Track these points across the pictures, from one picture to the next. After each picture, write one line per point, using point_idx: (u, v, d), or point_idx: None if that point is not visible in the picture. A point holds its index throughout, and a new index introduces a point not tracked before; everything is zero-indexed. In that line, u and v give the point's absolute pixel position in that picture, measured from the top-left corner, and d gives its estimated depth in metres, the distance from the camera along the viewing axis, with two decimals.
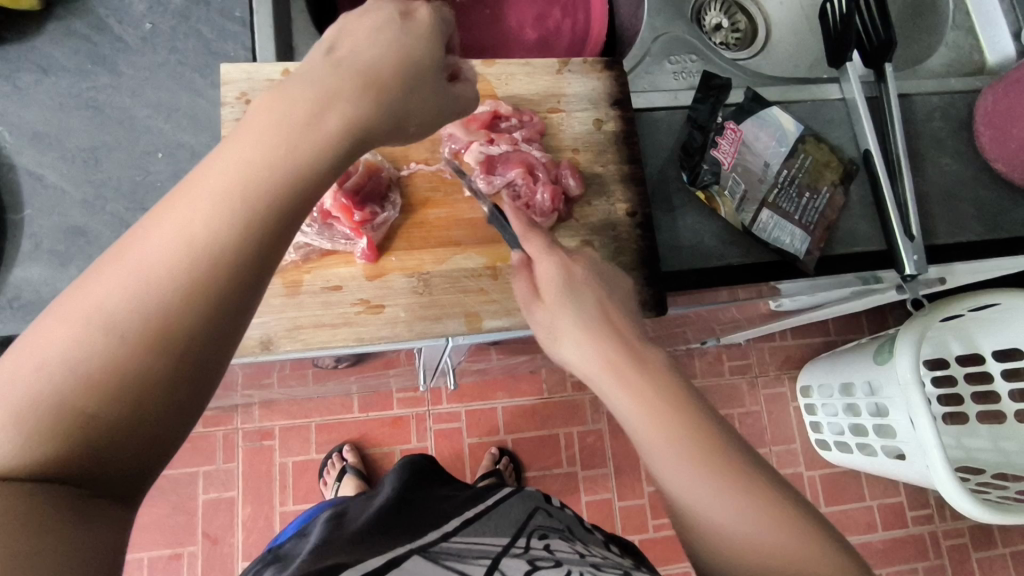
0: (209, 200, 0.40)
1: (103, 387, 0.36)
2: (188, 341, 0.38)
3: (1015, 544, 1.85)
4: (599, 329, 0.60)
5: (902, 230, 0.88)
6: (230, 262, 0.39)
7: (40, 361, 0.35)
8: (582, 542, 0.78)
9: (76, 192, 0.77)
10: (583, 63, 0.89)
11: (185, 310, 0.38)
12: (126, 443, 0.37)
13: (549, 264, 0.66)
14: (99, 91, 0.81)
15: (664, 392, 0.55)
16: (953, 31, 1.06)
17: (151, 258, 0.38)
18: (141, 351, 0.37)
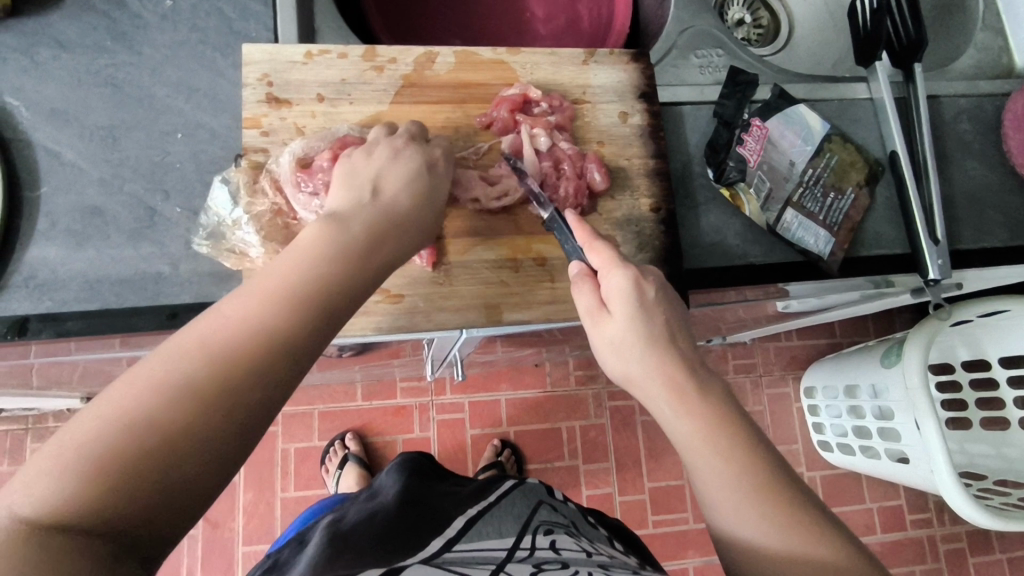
0: (264, 303, 0.49)
1: (163, 444, 0.41)
2: (234, 410, 0.44)
3: (1013, 550, 1.85)
4: (659, 345, 0.59)
5: (927, 233, 0.86)
6: (274, 350, 0.48)
7: (116, 411, 0.41)
8: (587, 539, 0.77)
9: (94, 170, 0.76)
10: (610, 54, 0.88)
11: (236, 388, 0.45)
12: (168, 494, 0.40)
13: (618, 276, 0.62)
14: (118, 68, 0.79)
15: (717, 417, 0.56)
16: (982, 33, 1.05)
17: (212, 345, 0.46)
18: (196, 414, 0.43)
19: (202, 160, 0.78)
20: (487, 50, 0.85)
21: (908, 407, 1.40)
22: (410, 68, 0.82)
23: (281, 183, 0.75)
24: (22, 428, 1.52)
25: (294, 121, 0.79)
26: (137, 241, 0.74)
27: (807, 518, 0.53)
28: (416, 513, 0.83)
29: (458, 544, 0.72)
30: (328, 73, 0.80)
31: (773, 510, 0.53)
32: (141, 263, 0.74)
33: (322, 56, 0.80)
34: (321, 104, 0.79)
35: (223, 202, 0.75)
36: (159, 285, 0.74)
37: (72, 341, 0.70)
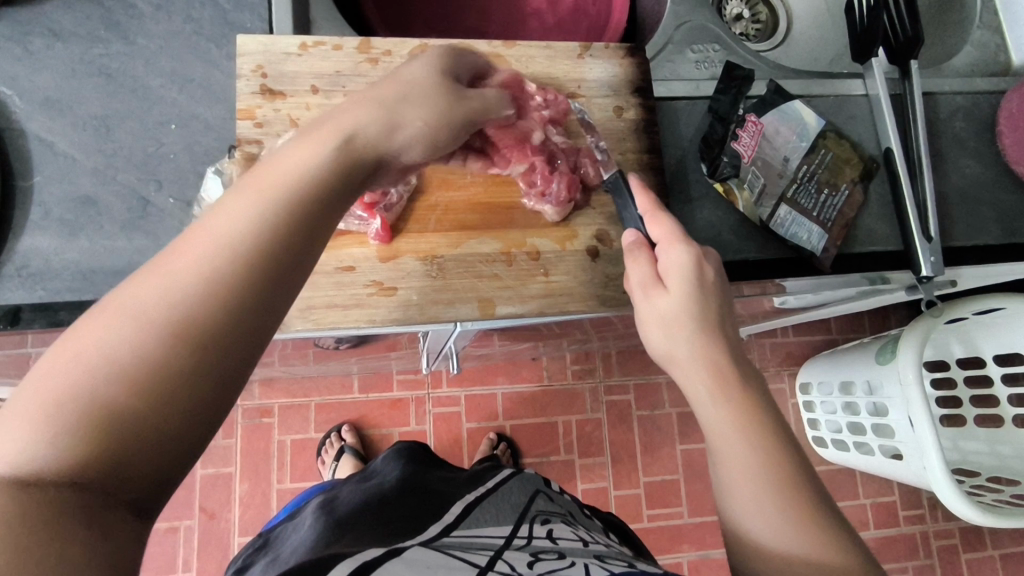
0: (244, 213, 0.43)
1: (134, 382, 0.36)
2: (218, 339, 0.39)
3: (1004, 546, 1.86)
4: (707, 331, 0.61)
5: (920, 230, 0.87)
6: (261, 267, 0.42)
7: (76, 354, 0.36)
8: (582, 528, 0.78)
9: (87, 161, 0.76)
10: (605, 48, 0.88)
11: (213, 314, 0.39)
12: (150, 435, 0.36)
13: (678, 252, 0.64)
14: (112, 58, 0.79)
15: (754, 410, 0.57)
16: (979, 30, 1.05)
17: (185, 268, 0.40)
18: (167, 348, 0.37)
19: (196, 152, 0.78)
20: (482, 44, 0.85)
21: (901, 403, 1.41)
22: (405, 60, 0.82)
23: None
24: None
25: (288, 113, 0.78)
26: (130, 231, 0.74)
27: (825, 518, 0.53)
28: (414, 497, 0.83)
29: (458, 529, 0.72)
30: (323, 65, 0.80)
31: (792, 505, 0.53)
32: (135, 254, 0.74)
33: (316, 48, 0.80)
34: (316, 96, 0.79)
35: (216, 192, 0.74)
36: None
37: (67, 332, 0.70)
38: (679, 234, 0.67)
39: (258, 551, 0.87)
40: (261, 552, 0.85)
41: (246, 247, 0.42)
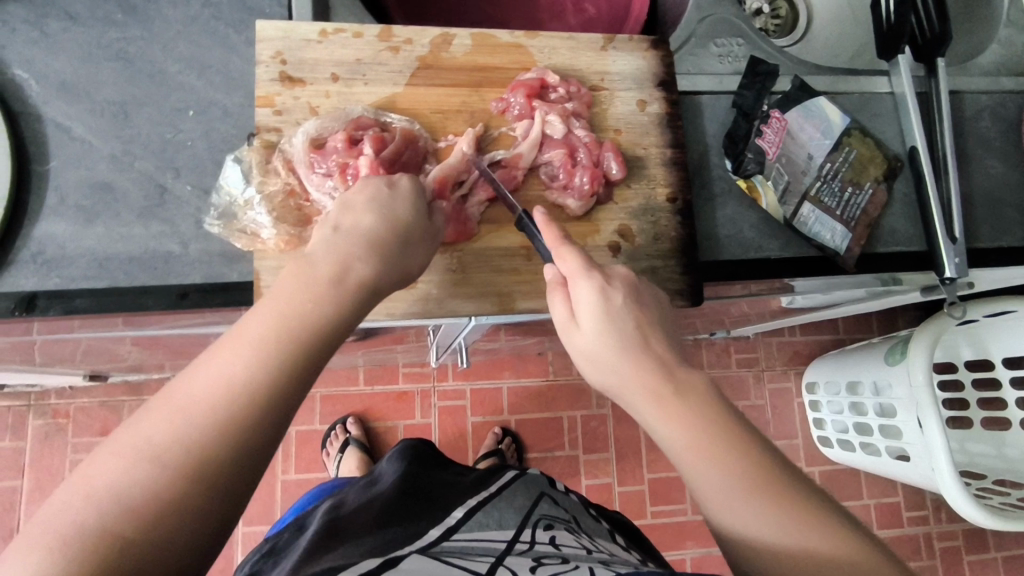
0: (244, 353, 0.50)
1: (141, 512, 0.42)
2: (217, 470, 0.46)
3: (1007, 549, 1.86)
4: (635, 351, 0.59)
5: (944, 231, 0.85)
6: (256, 403, 0.49)
7: (96, 485, 0.42)
8: (587, 535, 0.77)
9: (104, 146, 0.74)
10: (629, 40, 0.86)
11: (214, 447, 0.46)
12: (148, 557, 0.41)
13: (585, 286, 0.62)
14: (130, 42, 0.78)
15: (701, 418, 0.56)
16: (1008, 27, 1.03)
17: (189, 408, 0.47)
18: (175, 479, 0.44)
19: (214, 139, 0.77)
20: (505, 34, 0.83)
21: (910, 404, 1.40)
22: (426, 49, 0.81)
23: (294, 163, 0.75)
24: (25, 404, 1.52)
25: (308, 101, 0.77)
26: (146, 219, 0.73)
27: (805, 505, 0.52)
28: (414, 500, 0.83)
29: (458, 534, 0.72)
30: (344, 52, 0.79)
31: (772, 508, 0.52)
32: (151, 241, 0.73)
33: (337, 35, 0.79)
34: (336, 84, 0.78)
35: (235, 181, 0.74)
36: (168, 265, 0.72)
37: (83, 319, 0.69)
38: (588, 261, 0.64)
39: (265, 555, 0.86)
40: (268, 556, 0.84)
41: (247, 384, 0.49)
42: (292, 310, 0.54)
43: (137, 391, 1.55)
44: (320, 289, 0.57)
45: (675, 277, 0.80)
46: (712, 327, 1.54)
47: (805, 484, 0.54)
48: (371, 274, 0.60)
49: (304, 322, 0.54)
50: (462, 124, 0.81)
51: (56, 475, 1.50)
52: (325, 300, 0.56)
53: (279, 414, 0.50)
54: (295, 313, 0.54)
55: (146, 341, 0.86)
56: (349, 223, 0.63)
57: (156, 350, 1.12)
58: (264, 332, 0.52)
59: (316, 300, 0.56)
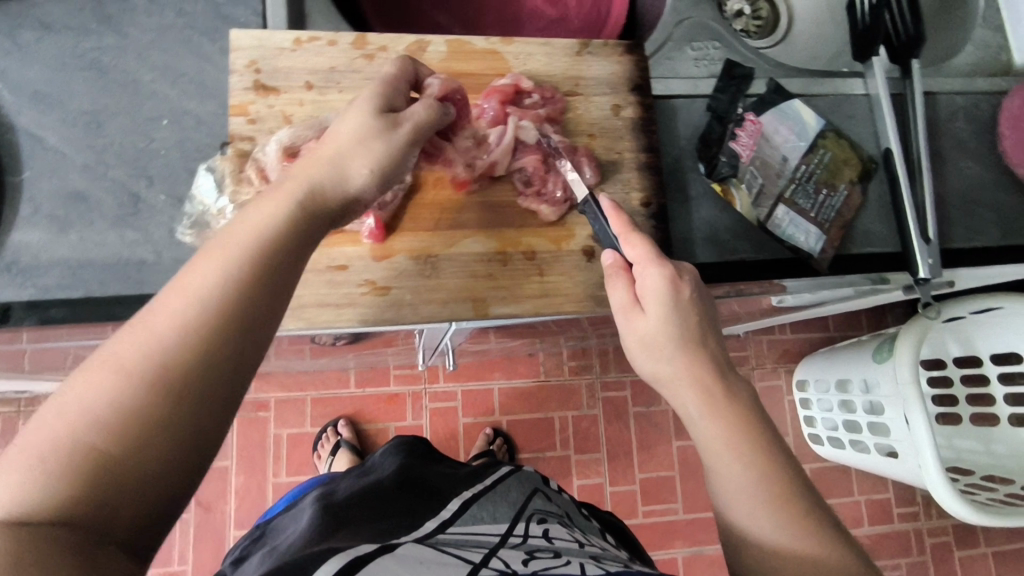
0: (214, 267, 0.48)
1: (121, 426, 0.40)
2: (200, 379, 0.44)
3: (997, 544, 1.87)
4: (690, 347, 0.61)
5: (918, 231, 0.86)
6: (233, 310, 0.47)
7: (67, 405, 0.41)
8: (580, 530, 0.77)
9: (77, 156, 0.75)
10: (604, 45, 0.87)
11: (193, 358, 0.44)
12: (136, 471, 0.40)
13: (654, 273, 0.64)
14: (103, 52, 0.78)
15: (746, 427, 0.58)
16: (981, 29, 1.04)
17: (162, 320, 0.45)
18: (148, 395, 0.42)
19: (188, 148, 0.77)
20: (480, 40, 0.84)
21: (897, 401, 1.42)
22: (401, 56, 0.81)
23: (267, 172, 0.74)
24: (15, 410, 1.52)
25: (282, 109, 0.78)
26: (120, 227, 0.73)
27: (823, 530, 0.53)
28: (413, 493, 0.83)
29: (454, 526, 0.72)
30: (318, 60, 0.79)
31: (791, 521, 0.53)
32: (124, 249, 0.73)
33: (311, 43, 0.79)
34: (310, 92, 0.78)
35: (209, 190, 0.74)
36: (142, 273, 0.72)
37: (59, 328, 0.69)
38: (657, 255, 0.66)
39: (255, 541, 0.87)
40: (257, 542, 0.85)
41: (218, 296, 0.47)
42: (260, 225, 0.52)
43: None
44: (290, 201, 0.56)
45: None
46: None
47: (826, 512, 0.55)
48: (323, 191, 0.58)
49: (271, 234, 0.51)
50: None
51: None
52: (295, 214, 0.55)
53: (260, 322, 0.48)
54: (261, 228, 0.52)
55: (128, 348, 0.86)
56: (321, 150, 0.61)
57: None
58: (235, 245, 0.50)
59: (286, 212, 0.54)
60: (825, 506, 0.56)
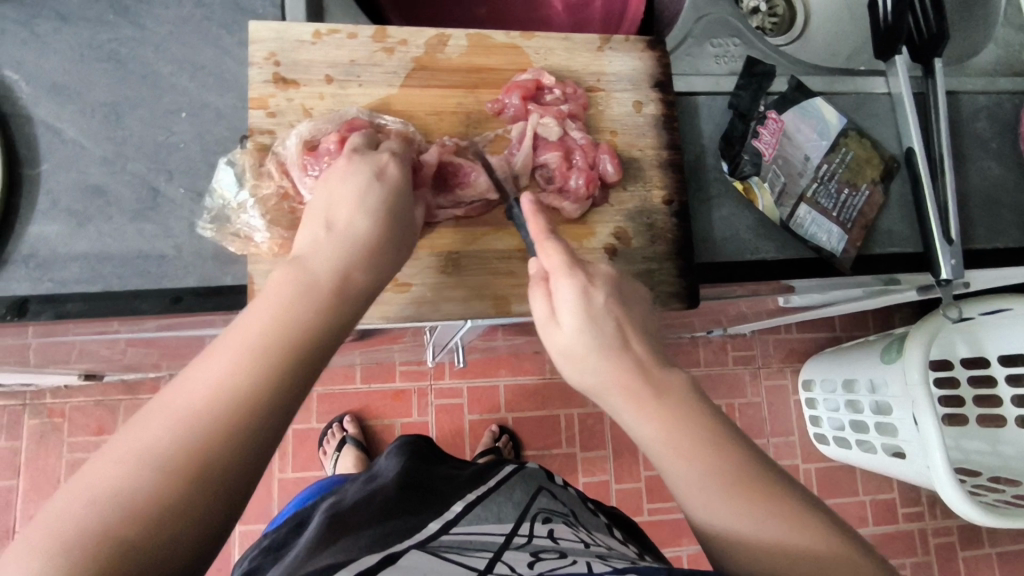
0: (239, 353, 0.50)
1: (142, 513, 0.42)
2: (221, 471, 0.45)
3: (1002, 544, 1.87)
4: (611, 349, 0.59)
5: (940, 232, 0.85)
6: (259, 399, 0.48)
7: (95, 490, 0.42)
8: (585, 529, 0.75)
9: (95, 149, 0.74)
10: (625, 40, 0.86)
11: (212, 451, 0.45)
12: (145, 567, 0.40)
13: (565, 286, 0.61)
14: (121, 43, 0.77)
15: (682, 416, 0.56)
16: (1004, 27, 1.03)
17: (187, 403, 0.47)
18: (172, 483, 0.43)
19: (207, 142, 0.76)
20: (500, 34, 0.83)
21: (906, 402, 1.41)
22: (421, 50, 0.80)
23: (287, 166, 0.74)
24: (19, 403, 1.52)
25: (302, 102, 0.77)
26: (139, 222, 0.73)
27: (793, 507, 0.52)
28: (417, 495, 0.81)
29: (459, 526, 0.70)
30: (338, 53, 0.78)
31: (756, 509, 0.52)
32: (142, 244, 0.72)
33: (331, 36, 0.78)
34: (330, 86, 0.77)
35: (229, 183, 0.73)
36: (162, 268, 0.72)
37: (77, 323, 0.68)
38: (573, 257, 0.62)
39: (266, 551, 0.85)
40: (269, 554, 0.83)
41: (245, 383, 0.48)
42: (288, 307, 0.53)
43: (132, 390, 1.55)
44: (320, 284, 0.56)
45: (671, 279, 0.80)
46: (707, 326, 1.54)
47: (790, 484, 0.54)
48: (369, 279, 0.60)
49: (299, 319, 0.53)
50: (456, 126, 0.81)
51: (51, 475, 1.50)
52: (324, 299, 0.56)
53: (276, 416, 0.49)
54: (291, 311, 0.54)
55: (140, 343, 0.85)
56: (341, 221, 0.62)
57: (150, 350, 1.11)
58: (260, 333, 0.51)
59: (315, 299, 0.55)
60: (786, 477, 0.55)
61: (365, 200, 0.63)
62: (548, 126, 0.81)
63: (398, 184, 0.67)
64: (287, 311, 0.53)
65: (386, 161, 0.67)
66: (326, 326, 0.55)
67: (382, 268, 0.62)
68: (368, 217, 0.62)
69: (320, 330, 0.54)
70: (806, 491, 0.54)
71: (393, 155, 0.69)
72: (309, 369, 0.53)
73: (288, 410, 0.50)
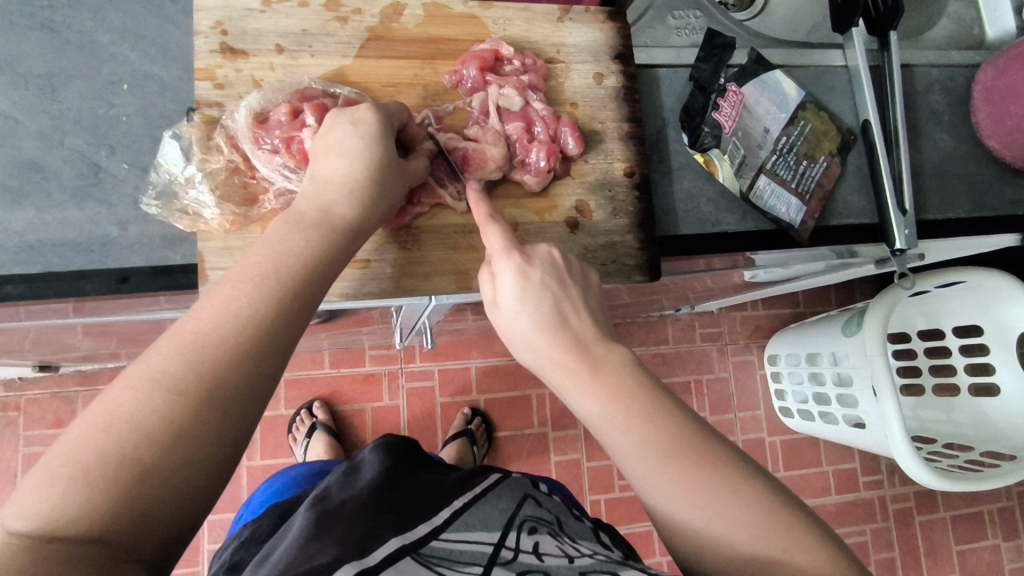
0: (245, 291, 0.54)
1: (158, 439, 0.45)
2: (227, 402, 0.49)
3: (956, 508, 1.94)
4: (554, 330, 0.60)
5: (895, 203, 0.86)
6: (267, 331, 0.53)
7: (110, 416, 0.45)
8: (570, 538, 0.66)
9: (30, 123, 0.70)
10: (585, 11, 0.85)
11: (224, 376, 0.49)
12: (156, 485, 0.44)
13: (505, 269, 0.63)
14: (56, 11, 0.73)
15: (620, 388, 0.55)
16: (955, 2, 1.05)
17: (195, 333, 0.50)
18: (185, 407, 0.47)
19: (151, 115, 0.73)
20: (458, 4, 0.81)
21: (864, 372, 1.44)
22: (376, 20, 0.78)
23: (237, 139, 0.71)
24: None
25: (251, 73, 0.74)
26: (79, 200, 0.69)
27: (745, 481, 0.51)
28: (406, 491, 0.74)
29: (447, 532, 0.63)
30: (288, 23, 0.76)
31: (698, 483, 0.51)
32: (86, 224, 0.69)
33: (280, 4, 0.76)
34: (281, 56, 0.75)
35: (175, 158, 0.71)
36: (105, 248, 0.68)
37: (15, 305, 0.65)
38: (509, 247, 0.65)
39: (250, 545, 0.81)
40: (254, 546, 0.80)
41: (254, 317, 0.53)
42: (289, 248, 0.58)
43: (92, 380, 1.50)
44: (308, 226, 0.61)
45: (633, 251, 0.80)
46: (673, 303, 1.56)
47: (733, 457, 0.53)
48: (355, 215, 0.64)
49: (302, 255, 0.58)
50: (413, 98, 0.79)
51: (8, 469, 1.45)
52: (314, 237, 0.60)
53: (283, 348, 0.54)
54: (289, 250, 0.58)
55: (95, 330, 0.82)
56: (320, 171, 0.66)
57: (108, 338, 1.08)
58: (257, 270, 0.56)
59: (306, 239, 0.59)
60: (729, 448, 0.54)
61: (343, 145, 0.66)
62: (509, 98, 0.80)
63: (377, 127, 0.67)
64: (280, 255, 0.57)
65: (359, 106, 0.68)
66: (326, 258, 0.60)
67: (369, 205, 0.65)
68: (346, 160, 0.65)
69: (313, 267, 0.58)
70: (745, 458, 0.54)
71: (371, 105, 0.69)
72: (311, 300, 0.57)
73: (294, 338, 0.55)
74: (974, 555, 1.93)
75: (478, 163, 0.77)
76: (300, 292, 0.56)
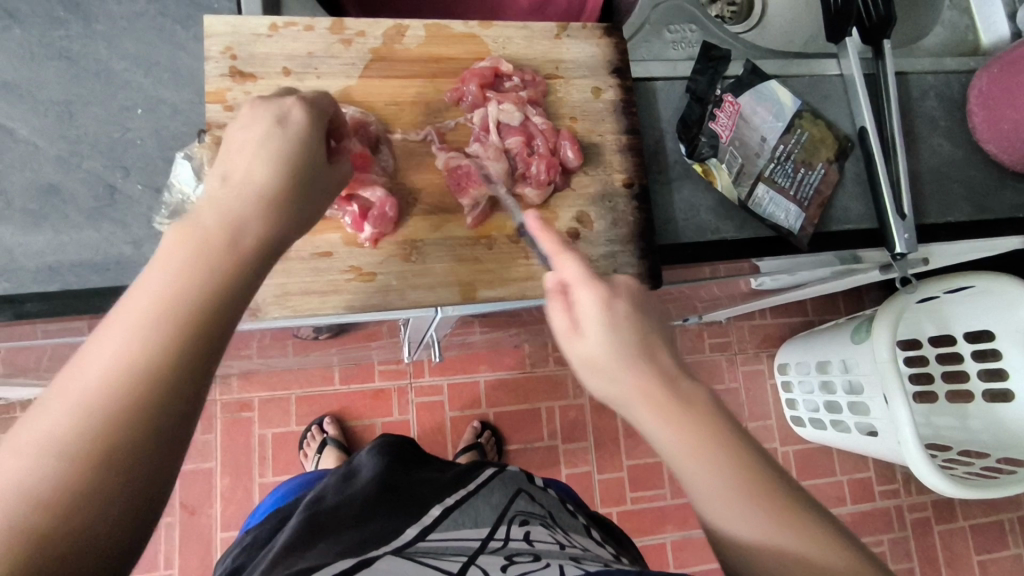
0: (144, 317, 0.43)
1: (51, 501, 0.36)
2: (136, 445, 0.40)
3: (975, 517, 1.91)
4: (639, 360, 0.54)
5: (894, 208, 0.87)
6: (174, 361, 0.42)
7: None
8: (562, 530, 0.67)
9: (49, 147, 0.73)
10: (583, 28, 0.88)
11: (125, 422, 0.40)
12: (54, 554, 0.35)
13: (587, 294, 0.56)
14: (73, 41, 0.77)
15: (706, 428, 0.52)
16: (949, 10, 1.07)
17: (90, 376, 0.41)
18: (81, 465, 0.38)
19: (164, 137, 0.76)
20: (458, 24, 0.84)
21: (875, 381, 1.43)
22: (379, 41, 0.81)
23: None
24: None
25: (260, 96, 0.77)
26: (95, 220, 0.72)
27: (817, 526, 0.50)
28: (396, 494, 0.74)
29: (436, 531, 0.64)
30: (295, 46, 0.79)
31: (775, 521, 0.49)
32: (103, 244, 0.71)
33: (288, 29, 0.79)
34: (287, 78, 0.78)
35: (187, 178, 0.72)
36: (121, 266, 0.71)
37: (34, 323, 0.67)
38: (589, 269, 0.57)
39: (248, 550, 0.83)
40: (252, 551, 0.81)
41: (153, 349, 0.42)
42: (201, 262, 0.46)
43: None
44: (220, 234, 0.48)
45: (633, 259, 0.81)
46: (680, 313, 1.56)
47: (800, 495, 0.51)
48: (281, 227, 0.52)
49: (213, 266, 0.46)
50: (416, 115, 0.82)
51: None
52: (234, 244, 0.49)
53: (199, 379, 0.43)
54: (198, 262, 0.47)
55: None
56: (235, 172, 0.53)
57: None
58: (160, 291, 0.45)
59: (222, 248, 0.48)
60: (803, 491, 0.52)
61: (268, 147, 0.55)
62: (511, 114, 0.83)
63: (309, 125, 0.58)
64: (191, 267, 0.46)
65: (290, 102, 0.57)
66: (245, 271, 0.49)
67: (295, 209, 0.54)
68: (268, 164, 0.54)
69: (230, 279, 0.47)
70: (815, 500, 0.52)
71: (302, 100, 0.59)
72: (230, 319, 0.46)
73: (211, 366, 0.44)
74: (995, 565, 1.89)
75: (480, 178, 0.79)
76: (216, 313, 0.45)
